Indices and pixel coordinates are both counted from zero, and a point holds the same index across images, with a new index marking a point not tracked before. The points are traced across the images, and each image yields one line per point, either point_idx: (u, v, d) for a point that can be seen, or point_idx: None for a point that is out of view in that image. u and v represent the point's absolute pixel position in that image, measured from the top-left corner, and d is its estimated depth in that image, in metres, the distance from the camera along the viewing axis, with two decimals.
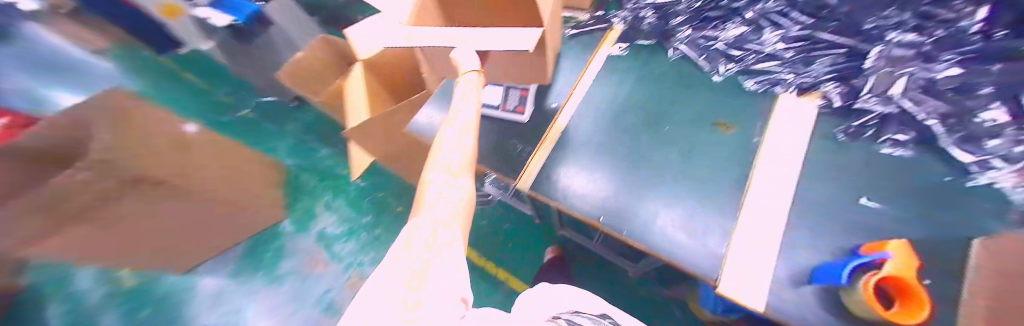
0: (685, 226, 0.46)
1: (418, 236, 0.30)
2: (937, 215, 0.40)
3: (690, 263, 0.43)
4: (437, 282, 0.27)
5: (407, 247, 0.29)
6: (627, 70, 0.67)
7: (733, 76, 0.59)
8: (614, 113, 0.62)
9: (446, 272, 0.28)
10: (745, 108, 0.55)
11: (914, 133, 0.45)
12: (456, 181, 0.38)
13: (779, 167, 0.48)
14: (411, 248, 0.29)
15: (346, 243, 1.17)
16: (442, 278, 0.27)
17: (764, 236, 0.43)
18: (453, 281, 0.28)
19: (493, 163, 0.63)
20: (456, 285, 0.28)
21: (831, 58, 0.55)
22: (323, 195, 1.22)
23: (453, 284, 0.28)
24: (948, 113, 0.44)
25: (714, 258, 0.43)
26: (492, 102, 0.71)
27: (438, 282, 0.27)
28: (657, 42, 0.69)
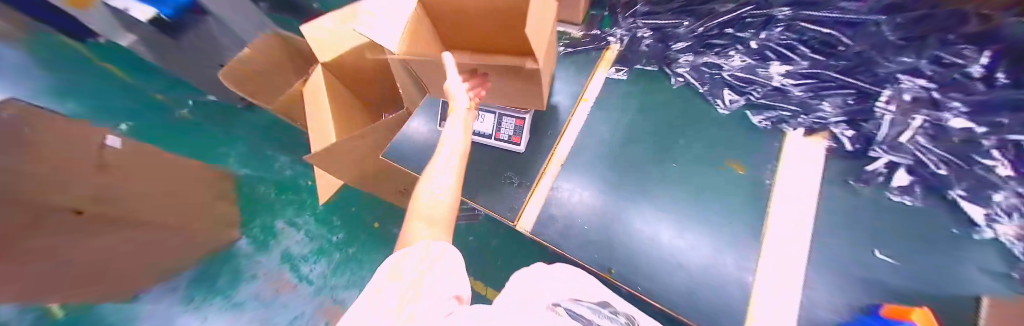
0: (693, 259, 0.47)
1: (409, 260, 0.35)
2: (944, 272, 0.39)
3: (710, 303, 0.44)
4: (439, 280, 0.34)
5: (401, 271, 0.33)
6: (628, 97, 0.62)
7: (738, 110, 0.56)
8: (617, 148, 0.58)
9: (447, 273, 0.36)
10: (755, 147, 0.52)
11: (920, 182, 0.44)
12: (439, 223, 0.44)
13: (791, 217, 0.46)
14: (404, 273, 0.33)
15: (316, 264, 1.05)
16: (441, 276, 0.35)
17: (788, 279, 0.42)
18: (451, 275, 0.36)
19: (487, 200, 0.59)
20: (456, 279, 0.36)
21: (841, 98, 0.52)
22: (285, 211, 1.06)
23: (454, 276, 0.36)
24: (948, 161, 0.43)
25: (738, 302, 0.43)
26: (484, 130, 0.64)
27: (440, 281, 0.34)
28: (657, 68, 0.64)
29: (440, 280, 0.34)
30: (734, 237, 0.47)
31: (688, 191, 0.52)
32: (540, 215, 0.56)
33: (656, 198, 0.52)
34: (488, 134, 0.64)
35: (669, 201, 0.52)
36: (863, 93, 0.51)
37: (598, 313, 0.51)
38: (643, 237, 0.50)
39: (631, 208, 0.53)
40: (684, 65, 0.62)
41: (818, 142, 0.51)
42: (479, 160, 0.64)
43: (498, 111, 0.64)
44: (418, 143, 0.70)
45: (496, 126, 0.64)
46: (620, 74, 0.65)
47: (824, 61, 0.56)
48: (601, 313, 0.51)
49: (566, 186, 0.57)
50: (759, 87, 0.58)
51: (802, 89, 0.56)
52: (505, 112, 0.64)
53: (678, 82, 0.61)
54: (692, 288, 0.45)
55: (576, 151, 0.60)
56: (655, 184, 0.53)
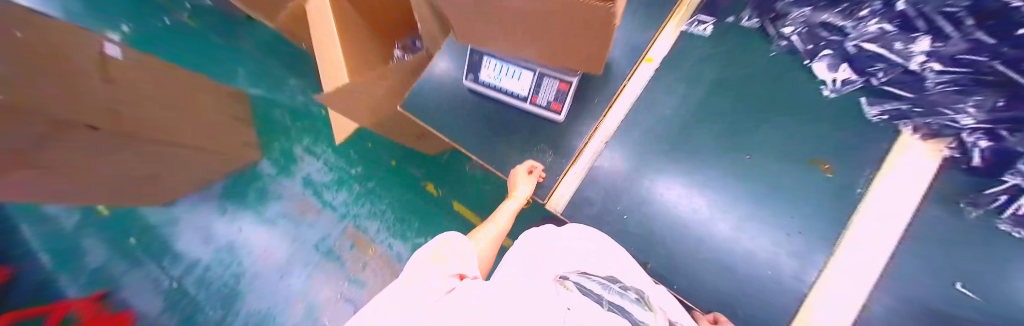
0: (745, 238, 0.45)
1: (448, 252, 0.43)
2: None
3: (765, 285, 0.43)
4: (456, 260, 0.42)
5: (442, 250, 0.43)
6: (704, 64, 0.51)
7: (851, 94, 0.45)
8: (677, 131, 0.50)
9: (465, 260, 0.44)
10: (856, 146, 0.43)
11: None
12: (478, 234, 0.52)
13: (879, 236, 0.39)
14: (444, 251, 0.43)
15: (338, 193, 1.12)
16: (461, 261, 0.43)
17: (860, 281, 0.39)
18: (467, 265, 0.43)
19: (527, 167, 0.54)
20: (470, 266, 0.43)
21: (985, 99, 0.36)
22: (301, 138, 1.15)
23: (468, 264, 0.43)
24: None
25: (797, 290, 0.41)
26: (518, 90, 0.53)
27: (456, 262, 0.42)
28: (755, 23, 0.51)
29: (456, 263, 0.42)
30: (802, 247, 0.42)
31: (752, 188, 0.46)
32: (575, 196, 0.52)
33: (703, 185, 0.48)
34: (522, 96, 0.53)
35: (719, 191, 0.47)
36: (1013, 94, 0.34)
37: (608, 288, 0.35)
38: (689, 221, 0.47)
39: (674, 191, 0.49)
40: (796, 22, 0.48)
41: (935, 150, 0.40)
42: (514, 122, 0.56)
43: (539, 68, 0.51)
44: (443, 92, 0.61)
45: (534, 87, 0.52)
46: (704, 28, 0.53)
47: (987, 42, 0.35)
48: (612, 289, 0.35)
49: (611, 165, 0.51)
50: (884, 68, 0.43)
51: (944, 79, 0.39)
52: (547, 70, 0.51)
53: (779, 47, 0.49)
54: (736, 281, 0.44)
55: (628, 127, 0.52)
56: (703, 171, 0.48)
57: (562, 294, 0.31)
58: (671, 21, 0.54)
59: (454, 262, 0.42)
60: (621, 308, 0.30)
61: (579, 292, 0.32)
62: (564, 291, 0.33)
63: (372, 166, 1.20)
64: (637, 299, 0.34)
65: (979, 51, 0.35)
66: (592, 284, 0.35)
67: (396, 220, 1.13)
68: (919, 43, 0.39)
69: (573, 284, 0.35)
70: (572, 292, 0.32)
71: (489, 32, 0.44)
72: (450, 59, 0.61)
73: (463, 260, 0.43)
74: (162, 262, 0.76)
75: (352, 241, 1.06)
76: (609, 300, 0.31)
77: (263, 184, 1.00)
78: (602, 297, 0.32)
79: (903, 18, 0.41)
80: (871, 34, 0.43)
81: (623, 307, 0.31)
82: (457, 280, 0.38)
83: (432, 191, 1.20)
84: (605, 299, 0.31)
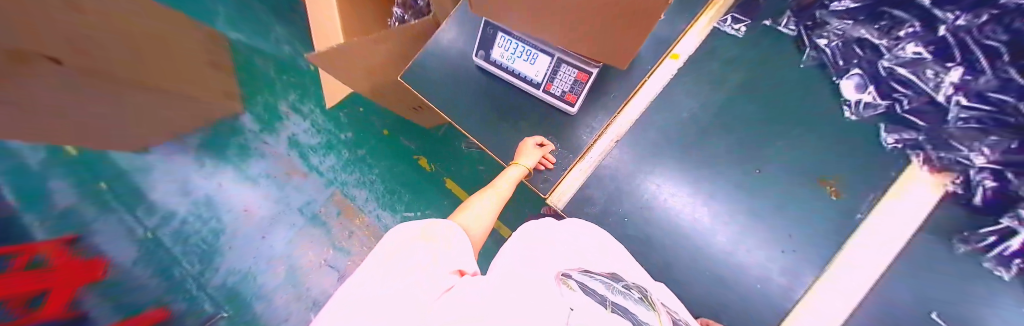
0: (732, 252, 0.46)
1: (437, 247, 0.32)
2: None
3: (748, 298, 0.45)
4: (447, 251, 0.33)
5: (431, 237, 0.33)
6: (731, 68, 0.49)
7: (872, 119, 0.43)
8: (693, 135, 0.49)
9: (458, 248, 0.35)
10: (869, 171, 0.43)
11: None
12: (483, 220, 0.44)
13: (870, 261, 0.40)
14: (434, 237, 0.33)
15: (326, 157, 1.08)
16: (454, 252, 0.33)
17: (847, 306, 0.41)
18: (460, 257, 0.34)
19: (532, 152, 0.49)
20: (467, 261, 0.34)
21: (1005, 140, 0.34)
22: (287, 94, 1.10)
23: (464, 257, 0.35)
24: None
25: (779, 305, 0.44)
26: (532, 75, 0.50)
27: (448, 254, 0.32)
28: (791, 30, 0.48)
29: (449, 255, 0.32)
30: (792, 263, 0.44)
31: (756, 202, 0.46)
32: (578, 193, 0.51)
33: (710, 196, 0.47)
34: (535, 82, 0.50)
35: (725, 203, 0.47)
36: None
37: (609, 287, 0.30)
38: (687, 226, 0.48)
39: (681, 199, 0.48)
40: (833, 35, 0.45)
41: (939, 184, 0.40)
42: (523, 108, 0.53)
43: (557, 54, 0.48)
44: (450, 66, 0.56)
45: (549, 74, 0.49)
46: (739, 28, 0.49)
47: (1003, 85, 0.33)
48: (615, 288, 0.30)
49: (620, 164, 0.50)
50: (908, 97, 0.41)
51: (966, 116, 0.37)
52: (566, 56, 0.48)
53: (810, 59, 0.46)
54: (725, 292, 0.46)
55: (642, 127, 0.50)
56: (714, 181, 0.47)
57: (565, 293, 0.24)
58: (704, 14, 0.50)
59: (445, 252, 0.32)
60: (625, 309, 0.25)
61: (582, 291, 0.25)
62: (567, 290, 0.25)
63: (362, 134, 1.17)
64: (639, 299, 0.31)
65: (1009, 90, 0.33)
66: (598, 285, 0.29)
67: (387, 191, 1.11)
68: (951, 74, 0.36)
69: (575, 283, 0.28)
70: (576, 291, 0.25)
71: (512, 13, 0.42)
72: (461, 29, 0.56)
73: (457, 252, 0.34)
74: (137, 211, 0.57)
75: (341, 208, 1.03)
76: (613, 301, 0.25)
77: (245, 140, 0.90)
78: (605, 297, 0.26)
79: (938, 45, 0.37)
80: (906, 58, 0.40)
81: (627, 309, 0.25)
82: (457, 278, 0.29)
83: (425, 166, 1.17)
84: (609, 299, 0.25)
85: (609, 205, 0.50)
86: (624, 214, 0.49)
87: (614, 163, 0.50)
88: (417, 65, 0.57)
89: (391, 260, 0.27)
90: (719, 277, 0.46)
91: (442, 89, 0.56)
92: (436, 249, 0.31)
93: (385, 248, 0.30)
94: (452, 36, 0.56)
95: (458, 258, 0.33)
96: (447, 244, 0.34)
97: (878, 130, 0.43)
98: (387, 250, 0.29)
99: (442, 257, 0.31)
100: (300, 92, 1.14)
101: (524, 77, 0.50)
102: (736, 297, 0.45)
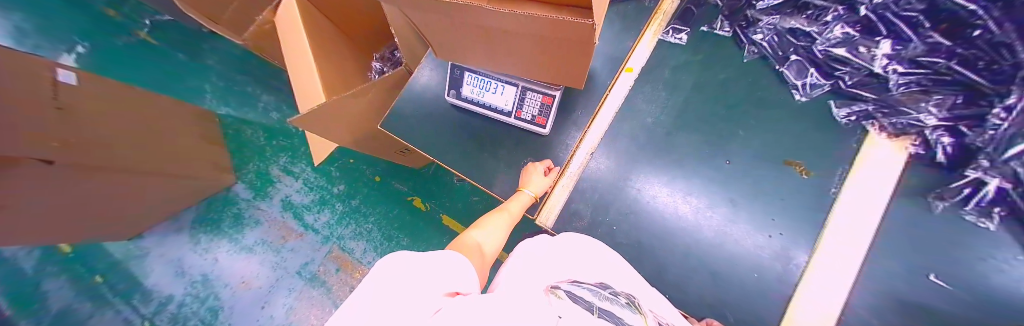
0: (721, 236, 0.47)
1: (426, 258, 0.26)
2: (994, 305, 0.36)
3: (745, 288, 0.44)
4: (442, 268, 0.26)
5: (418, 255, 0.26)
6: (682, 72, 0.52)
7: (820, 98, 0.46)
8: (659, 138, 0.51)
9: (453, 262, 0.29)
10: (828, 145, 0.44)
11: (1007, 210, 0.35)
12: (498, 228, 0.46)
13: (847, 233, 0.41)
14: (423, 255, 0.27)
15: (319, 213, 1.11)
16: (450, 269, 0.27)
17: (841, 277, 0.40)
18: (458, 278, 0.27)
19: (530, 158, 0.54)
20: (466, 282, 0.27)
21: (947, 98, 0.37)
22: (278, 157, 1.13)
23: (463, 277, 0.28)
24: None
25: (778, 292, 0.43)
26: (501, 105, 0.53)
27: (444, 274, 0.26)
28: (730, 33, 0.52)
29: (444, 271, 0.26)
30: (781, 246, 0.44)
31: (733, 192, 0.47)
32: (564, 208, 0.52)
33: (688, 192, 0.49)
34: (506, 111, 0.53)
35: (702, 193, 0.48)
36: (972, 90, 0.36)
37: (597, 295, 0.29)
38: (672, 222, 0.48)
39: (661, 197, 0.49)
40: (766, 29, 0.49)
41: (901, 148, 0.42)
42: (498, 138, 0.55)
43: (521, 83, 0.51)
44: (422, 111, 0.59)
45: (518, 102, 0.52)
46: (680, 36, 0.54)
47: (937, 48, 0.37)
48: (603, 297, 0.28)
49: (598, 175, 0.52)
50: (852, 73, 0.44)
51: (906, 80, 0.40)
52: (530, 84, 0.51)
53: (752, 54, 0.50)
54: (722, 285, 0.45)
55: (612, 138, 0.53)
56: (692, 179, 0.49)
57: (553, 302, 0.23)
58: (649, 27, 0.55)
59: (440, 269, 0.26)
60: (612, 315, 0.24)
61: (569, 299, 0.25)
62: (555, 299, 0.24)
63: (354, 183, 1.15)
64: (625, 304, 0.29)
65: (938, 52, 0.37)
66: (588, 295, 0.28)
67: (384, 238, 1.10)
68: (882, 46, 0.41)
69: (564, 292, 0.27)
70: (562, 300, 0.24)
71: (472, 52, 0.45)
72: (431, 75, 0.59)
73: (453, 272, 0.27)
74: (131, 299, 0.96)
75: (339, 265, 1.06)
76: (600, 308, 0.24)
77: (237, 209, 1.07)
78: (594, 304, 0.25)
79: (863, 24, 0.42)
80: (836, 39, 0.44)
81: (615, 314, 0.24)
82: (451, 298, 0.23)
83: (420, 206, 1.13)
84: (597, 306, 0.24)
85: (594, 215, 0.51)
86: (610, 218, 0.50)
87: (592, 177, 0.52)
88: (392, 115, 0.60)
89: (380, 284, 0.21)
90: (715, 267, 0.46)
91: (417, 133, 0.59)
92: (433, 268, 0.25)
93: (379, 271, 0.23)
94: (421, 81, 0.59)
95: (455, 274, 0.27)
96: (439, 260, 0.28)
97: (829, 105, 0.46)
98: (380, 273, 0.23)
99: (435, 275, 0.25)
100: (291, 152, 1.14)
101: (494, 108, 0.53)
102: (735, 288, 0.45)
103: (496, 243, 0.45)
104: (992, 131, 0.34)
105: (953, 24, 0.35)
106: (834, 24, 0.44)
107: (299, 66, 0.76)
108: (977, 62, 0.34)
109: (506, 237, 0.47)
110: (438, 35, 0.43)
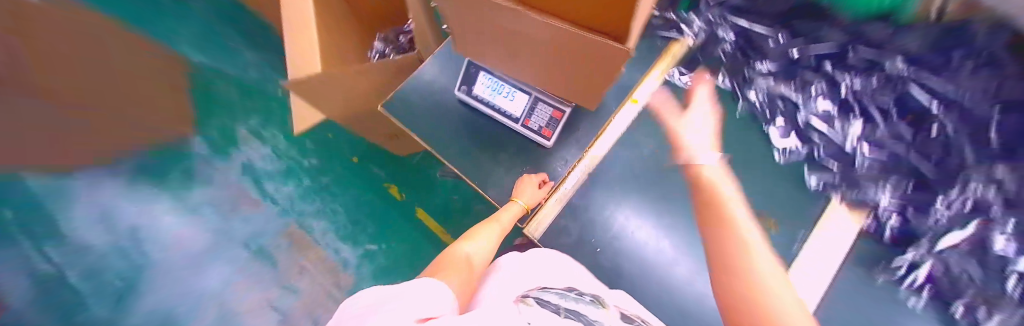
0: (693, 273, 0.49)
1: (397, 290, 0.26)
2: None
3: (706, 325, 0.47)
4: (418, 294, 0.26)
5: (389, 290, 0.26)
6: (681, 113, 0.56)
7: (797, 161, 0.51)
8: (653, 170, 0.54)
9: (430, 287, 0.29)
10: (798, 204, 0.49)
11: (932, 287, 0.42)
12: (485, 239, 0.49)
13: (809, 286, 0.44)
14: (395, 288, 0.27)
15: (283, 185, 1.02)
16: (427, 293, 0.27)
17: None
18: (437, 300, 0.26)
19: (528, 168, 0.54)
20: (444, 303, 0.28)
21: (900, 183, 0.45)
22: (248, 118, 1.06)
23: (440, 299, 0.28)
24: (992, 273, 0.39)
25: None
26: (511, 111, 0.53)
27: (420, 297, 0.26)
28: (730, 86, 0.57)
29: (421, 295, 0.26)
30: None
31: None
32: (554, 223, 0.52)
33: (670, 226, 0.51)
34: (514, 117, 0.53)
35: (661, 228, 0.51)
36: (919, 178, 0.44)
37: (564, 296, 0.32)
38: (652, 256, 0.50)
39: (619, 227, 0.52)
40: (760, 89, 0.54)
41: (858, 220, 0.47)
42: (501, 142, 0.55)
43: (535, 93, 0.52)
44: (427, 101, 0.58)
45: (527, 111, 0.52)
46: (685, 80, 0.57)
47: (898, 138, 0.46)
48: (570, 297, 0.32)
49: (590, 195, 0.53)
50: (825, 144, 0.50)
51: (868, 161, 0.47)
52: (543, 96, 0.52)
53: (744, 110, 0.55)
54: (687, 319, 0.48)
55: (609, 162, 0.54)
56: (676, 215, 0.52)
57: (522, 310, 0.25)
58: (658, 66, 0.58)
59: (416, 295, 0.26)
60: (576, 313, 0.28)
61: (538, 305, 0.28)
62: (524, 306, 0.27)
63: (330, 159, 1.12)
64: (591, 301, 0.33)
65: (897, 139, 0.46)
66: (552, 298, 0.31)
67: (349, 223, 1.05)
68: (853, 125, 0.49)
69: (533, 299, 0.30)
70: (532, 306, 0.27)
71: (492, 52, 0.45)
72: (442, 67, 0.58)
73: (432, 294, 0.27)
74: None
75: (292, 241, 0.95)
76: (566, 308, 0.28)
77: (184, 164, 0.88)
78: (559, 305, 0.29)
79: (842, 102, 0.50)
80: (819, 110, 0.51)
81: (579, 313, 0.28)
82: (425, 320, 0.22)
83: (396, 195, 1.11)
84: (563, 308, 0.28)
85: (584, 237, 0.52)
86: (597, 245, 0.51)
87: (583, 196, 0.53)
88: (394, 99, 0.58)
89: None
90: (684, 303, 0.49)
91: (417, 122, 0.57)
92: (409, 295, 0.25)
93: (349, 317, 0.23)
94: (435, 69, 0.59)
95: (433, 297, 0.27)
96: (412, 288, 0.27)
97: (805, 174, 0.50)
98: (350, 319, 0.23)
99: (410, 300, 0.25)
100: (265, 116, 1.09)
101: (503, 112, 0.53)
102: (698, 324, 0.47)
103: (484, 254, 0.47)
104: (939, 217, 0.42)
105: (915, 118, 0.45)
106: (820, 97, 0.51)
107: (293, 24, 0.70)
108: (926, 154, 0.44)
109: (493, 248, 0.51)
110: (466, 29, 0.42)
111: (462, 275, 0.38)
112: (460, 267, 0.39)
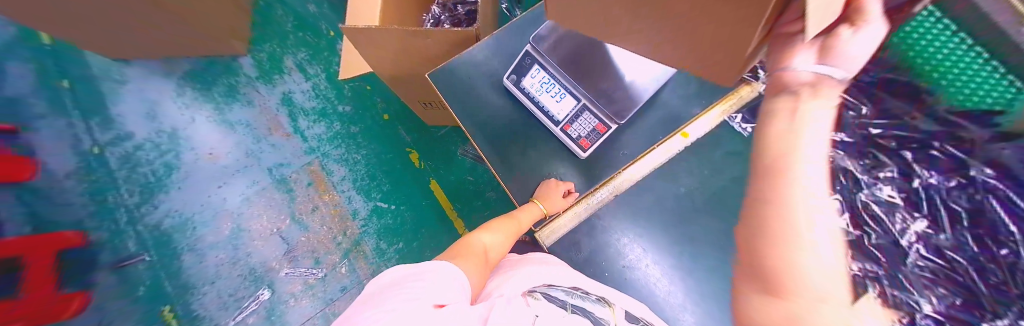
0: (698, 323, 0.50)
1: (416, 276, 0.31)
2: None
3: None
4: (435, 280, 0.31)
5: (413, 272, 0.32)
6: (731, 160, 0.52)
7: None
8: (684, 213, 0.52)
9: (445, 272, 0.34)
10: None
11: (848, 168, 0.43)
12: (500, 234, 0.52)
13: None
14: (415, 271, 0.32)
15: (315, 124, 1.05)
16: (443, 280, 0.32)
17: None
18: (452, 288, 0.32)
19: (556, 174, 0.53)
20: (455, 291, 0.32)
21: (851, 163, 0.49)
22: (297, 50, 1.05)
23: (453, 287, 0.32)
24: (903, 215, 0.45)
25: None
26: (555, 112, 0.51)
27: (435, 285, 0.30)
28: None
29: (436, 283, 0.31)
30: None
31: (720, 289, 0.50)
32: (568, 234, 0.53)
33: (683, 271, 0.51)
34: (557, 119, 0.51)
35: (674, 268, 0.51)
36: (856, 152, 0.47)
37: (570, 294, 0.40)
38: (656, 299, 0.51)
39: (631, 255, 0.52)
40: None
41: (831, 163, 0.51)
42: (535, 139, 0.54)
43: (584, 101, 0.51)
44: (471, 81, 0.57)
45: (572, 116, 0.51)
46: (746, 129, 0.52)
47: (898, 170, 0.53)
48: (576, 296, 0.40)
49: (611, 217, 0.53)
50: None
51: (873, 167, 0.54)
52: (591, 106, 0.50)
53: None
54: None
55: (639, 190, 0.53)
56: (693, 262, 0.51)
57: (531, 304, 0.35)
58: (719, 104, 0.52)
59: (433, 282, 0.31)
60: (581, 309, 0.37)
61: (545, 300, 0.37)
62: (533, 300, 0.36)
63: (362, 110, 1.09)
64: (596, 299, 0.41)
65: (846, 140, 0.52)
66: (559, 292, 0.40)
67: (368, 176, 1.07)
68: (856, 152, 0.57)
69: (541, 295, 0.38)
70: (540, 300, 0.36)
71: None
72: (497, 49, 0.56)
73: (447, 282, 0.32)
74: None
75: (313, 179, 1.02)
76: (572, 304, 0.37)
77: (234, 81, 0.97)
78: (567, 301, 0.38)
79: None
80: None
81: (582, 308, 0.37)
82: (440, 309, 0.27)
83: (415, 161, 1.10)
84: (569, 303, 0.37)
85: (595, 257, 0.53)
86: (604, 271, 0.52)
87: (604, 217, 0.53)
88: (442, 70, 0.56)
89: (377, 307, 0.27)
90: None
91: (459, 99, 0.56)
92: (426, 283, 0.30)
93: (382, 292, 0.30)
94: (491, 51, 0.57)
95: (447, 284, 0.32)
96: (428, 273, 0.32)
97: None
98: (384, 295, 0.29)
99: (426, 290, 0.29)
100: (312, 51, 1.07)
101: (545, 111, 0.52)
102: None
103: (500, 247, 0.51)
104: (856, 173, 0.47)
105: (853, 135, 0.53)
106: None
107: None
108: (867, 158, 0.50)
109: (509, 242, 0.53)
110: None
111: (477, 264, 0.41)
112: (475, 258, 0.42)
